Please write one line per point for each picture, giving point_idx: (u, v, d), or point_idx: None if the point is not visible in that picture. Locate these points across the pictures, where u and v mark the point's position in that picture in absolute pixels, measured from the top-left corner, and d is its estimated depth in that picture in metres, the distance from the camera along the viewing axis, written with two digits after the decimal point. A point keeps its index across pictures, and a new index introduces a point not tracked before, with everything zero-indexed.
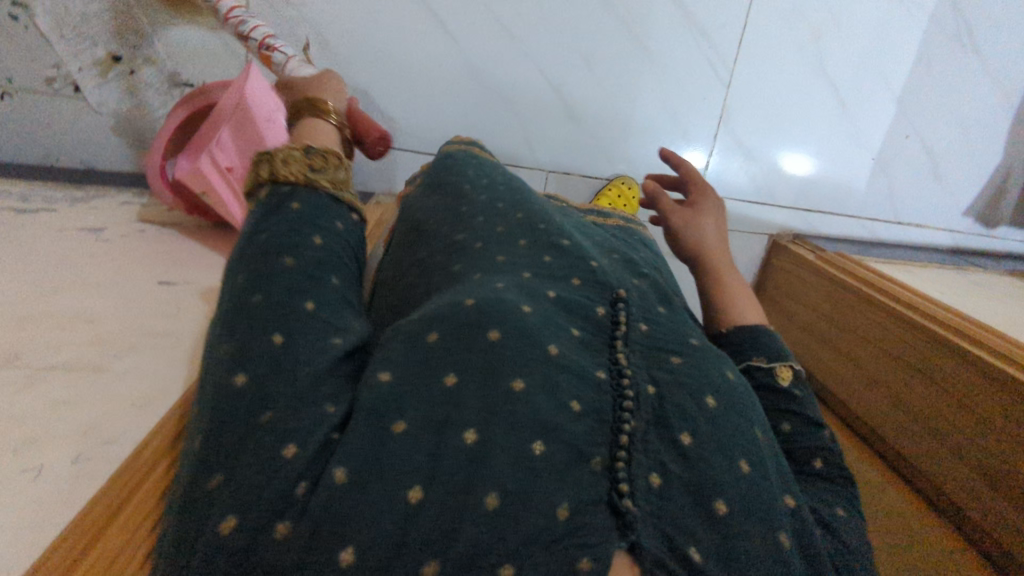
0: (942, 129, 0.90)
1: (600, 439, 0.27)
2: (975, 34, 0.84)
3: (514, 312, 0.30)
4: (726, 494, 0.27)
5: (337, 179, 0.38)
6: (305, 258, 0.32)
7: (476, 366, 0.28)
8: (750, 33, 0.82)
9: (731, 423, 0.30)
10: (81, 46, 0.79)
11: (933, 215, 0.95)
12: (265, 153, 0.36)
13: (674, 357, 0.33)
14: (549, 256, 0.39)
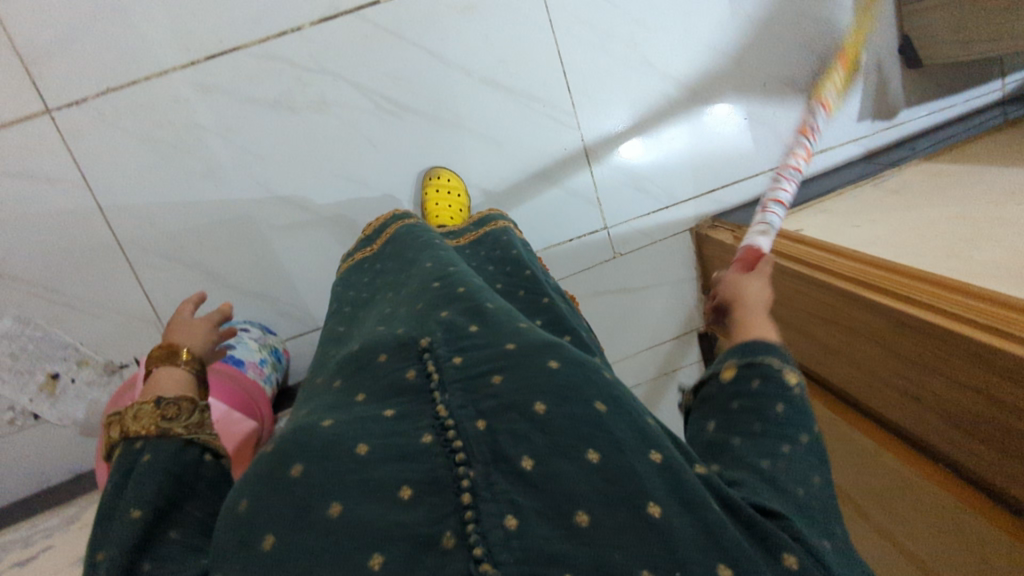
0: (794, 60, 0.90)
1: (446, 496, 0.33)
2: None
3: (320, 433, 0.35)
4: (583, 504, 0.32)
5: (191, 423, 0.45)
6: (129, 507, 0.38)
7: (287, 512, 0.31)
8: (575, 75, 0.86)
9: (563, 420, 0.35)
10: (21, 381, 0.86)
11: (834, 135, 0.94)
12: (116, 414, 0.45)
13: (493, 380, 0.39)
14: (383, 352, 0.43)
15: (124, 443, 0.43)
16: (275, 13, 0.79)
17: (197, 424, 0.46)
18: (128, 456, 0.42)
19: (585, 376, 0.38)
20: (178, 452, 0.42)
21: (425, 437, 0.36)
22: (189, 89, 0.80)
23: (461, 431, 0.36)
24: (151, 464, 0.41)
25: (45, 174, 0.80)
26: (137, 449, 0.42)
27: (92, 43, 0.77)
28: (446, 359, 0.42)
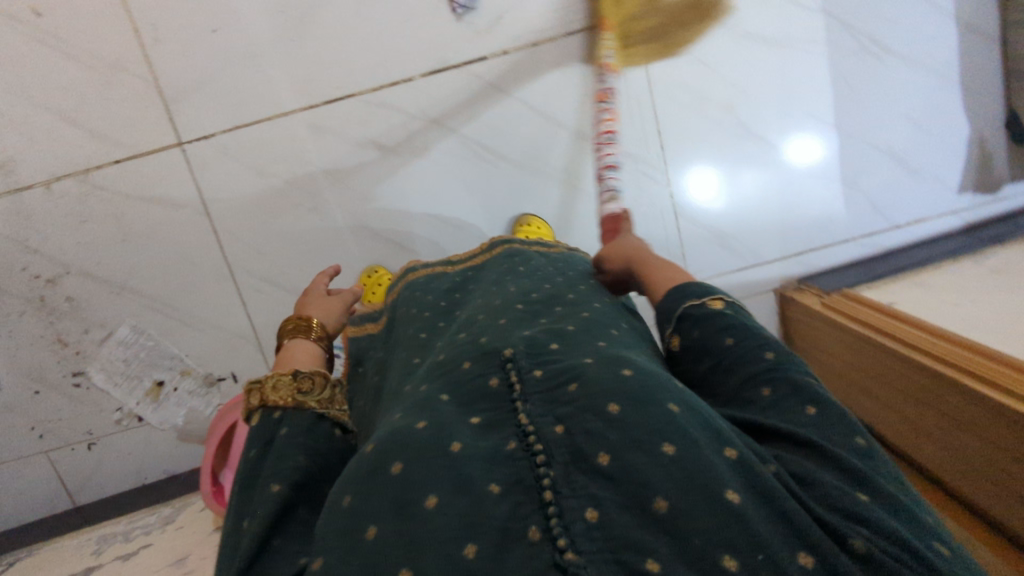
0: (893, 130, 0.89)
1: (530, 495, 0.32)
2: (877, 38, 0.86)
3: (412, 434, 0.36)
4: (662, 491, 0.31)
5: (323, 398, 0.47)
6: (266, 495, 0.39)
7: (388, 507, 0.32)
8: (668, 133, 0.88)
9: (639, 420, 0.35)
10: (131, 385, 0.94)
11: (933, 206, 0.92)
12: (256, 382, 0.47)
13: (570, 385, 0.39)
14: (451, 373, 0.44)
15: (263, 412, 0.46)
16: (389, 65, 0.84)
17: (330, 399, 0.48)
18: (268, 426, 0.44)
19: (659, 382, 0.38)
20: (310, 429, 0.44)
21: (511, 444, 0.36)
22: (306, 130, 0.86)
23: (542, 433, 0.36)
24: (289, 438, 0.43)
25: (171, 200, 0.88)
26: (277, 420, 0.45)
27: (224, 85, 0.84)
28: (527, 369, 0.41)
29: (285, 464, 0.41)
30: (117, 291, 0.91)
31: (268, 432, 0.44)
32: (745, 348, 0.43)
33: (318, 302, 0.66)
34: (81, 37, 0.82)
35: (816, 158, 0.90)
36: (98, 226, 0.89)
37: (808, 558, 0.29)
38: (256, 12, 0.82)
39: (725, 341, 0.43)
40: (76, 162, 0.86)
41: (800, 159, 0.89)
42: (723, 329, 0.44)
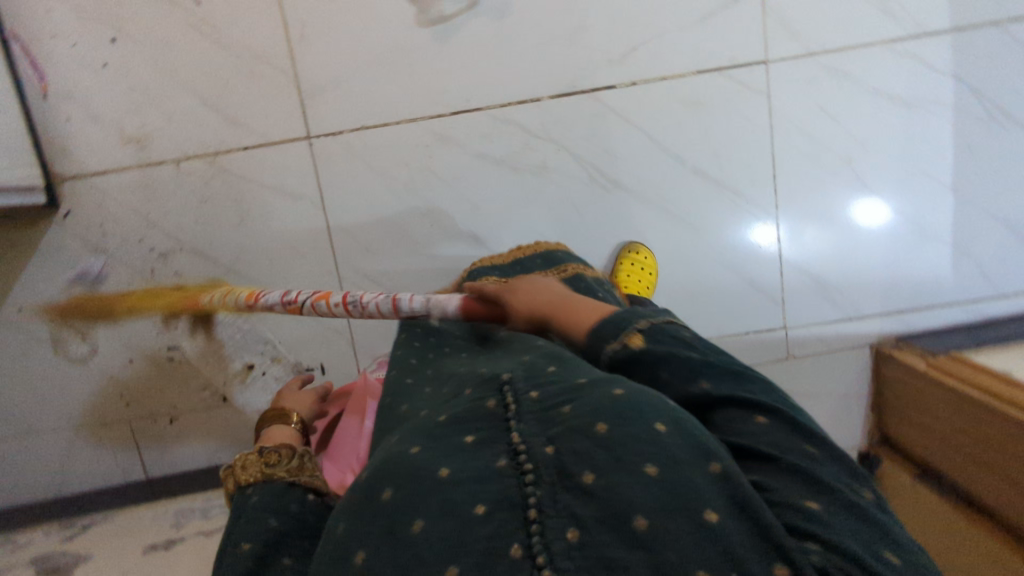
0: (1011, 199, 0.88)
1: (515, 511, 0.36)
2: (1005, 108, 0.86)
3: (408, 458, 0.41)
4: (642, 511, 0.34)
5: (289, 466, 0.58)
6: (248, 542, 0.48)
7: (380, 535, 0.36)
8: (782, 178, 0.89)
9: (624, 438, 0.38)
10: (222, 366, 0.96)
11: None
12: (231, 467, 0.58)
13: (564, 407, 0.42)
14: (460, 400, 0.48)
15: (238, 491, 0.56)
16: (520, 83, 0.87)
17: (297, 466, 0.58)
18: (240, 500, 0.55)
19: (647, 401, 0.41)
20: (281, 494, 0.54)
21: (501, 461, 0.40)
22: (430, 137, 0.89)
23: (532, 454, 0.39)
24: (257, 504, 0.53)
25: (290, 191, 0.91)
26: (248, 493, 0.55)
27: (361, 86, 0.87)
28: (524, 392, 0.46)
29: (256, 525, 0.50)
30: (223, 272, 0.93)
31: (237, 507, 0.54)
32: (687, 369, 0.45)
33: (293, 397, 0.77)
34: (235, 29, 0.86)
35: (881, 219, 0.90)
36: (217, 208, 0.92)
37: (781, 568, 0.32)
38: (402, 22, 0.86)
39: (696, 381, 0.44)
40: (209, 145, 0.90)
41: (870, 223, 0.90)
42: (666, 354, 0.46)
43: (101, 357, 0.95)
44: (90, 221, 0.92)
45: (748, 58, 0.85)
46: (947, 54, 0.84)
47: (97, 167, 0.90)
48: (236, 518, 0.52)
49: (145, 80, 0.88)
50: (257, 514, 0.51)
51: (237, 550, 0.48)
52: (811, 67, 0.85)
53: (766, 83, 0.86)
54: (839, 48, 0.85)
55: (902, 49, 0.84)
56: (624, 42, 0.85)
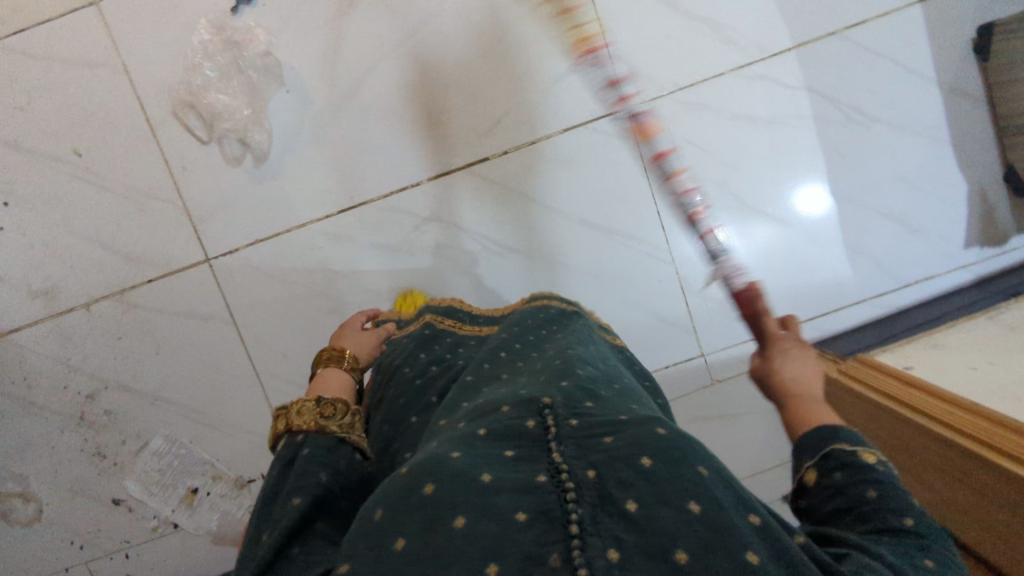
0: (892, 192, 0.90)
1: (556, 530, 0.33)
2: (863, 109, 0.88)
3: (448, 460, 0.39)
4: (683, 545, 0.32)
5: (344, 423, 0.54)
6: (305, 494, 0.45)
7: (418, 526, 0.35)
8: (668, 214, 0.91)
9: (670, 476, 0.35)
10: (167, 494, 0.97)
11: (940, 262, 0.91)
12: (285, 407, 0.54)
13: (607, 436, 0.40)
14: (500, 410, 0.46)
15: (288, 436, 0.52)
16: (400, 171, 0.90)
17: (352, 424, 0.55)
18: (291, 449, 0.50)
19: (692, 445, 0.38)
20: (331, 451, 0.50)
21: (541, 476, 0.37)
22: (323, 238, 0.91)
23: (574, 474, 0.37)
24: (310, 459, 0.48)
25: (200, 313, 0.93)
26: (298, 441, 0.51)
27: (247, 202, 0.90)
28: (564, 416, 0.43)
29: (312, 488, 0.46)
30: (151, 403, 0.95)
31: (290, 452, 0.50)
32: (858, 487, 0.37)
33: (354, 337, 0.74)
34: (119, 171, 0.90)
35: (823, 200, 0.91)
36: (134, 341, 0.94)
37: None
38: (274, 135, 0.89)
39: (869, 494, 0.37)
40: (114, 284, 0.92)
41: (805, 211, 0.91)
42: (859, 482, 0.37)
43: (48, 506, 0.97)
44: (13, 376, 0.93)
45: (607, 107, 0.88)
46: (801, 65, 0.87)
47: (10, 324, 0.93)
48: (285, 467, 0.49)
49: (41, 233, 0.91)
50: (323, 472, 0.47)
51: (288, 506, 0.44)
52: (669, 105, 0.88)
53: (630, 128, 0.88)
54: (693, 81, 0.87)
55: (752, 73, 0.87)
56: (488, 115, 0.88)
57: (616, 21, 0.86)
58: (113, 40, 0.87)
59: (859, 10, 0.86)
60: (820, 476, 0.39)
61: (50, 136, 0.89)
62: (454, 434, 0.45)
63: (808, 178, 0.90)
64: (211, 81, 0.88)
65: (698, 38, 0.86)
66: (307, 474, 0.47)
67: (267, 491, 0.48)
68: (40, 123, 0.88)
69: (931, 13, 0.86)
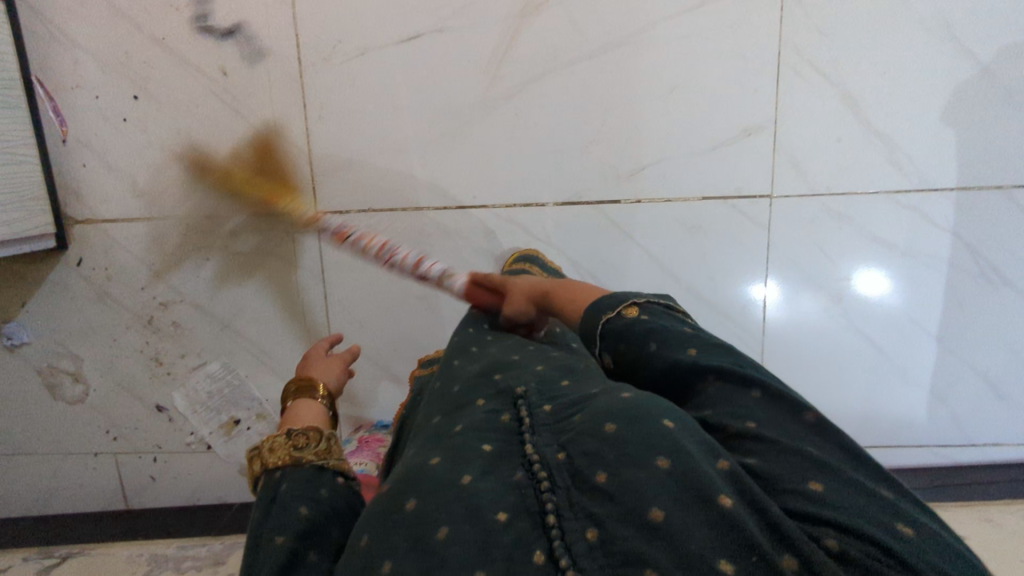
0: (995, 356, 0.90)
1: (533, 521, 0.35)
2: (999, 269, 0.87)
3: (426, 469, 0.40)
4: (658, 503, 0.34)
5: (319, 450, 0.52)
6: (288, 531, 0.43)
7: (400, 542, 0.35)
8: (773, 309, 0.90)
9: (631, 434, 0.38)
10: (210, 417, 0.99)
11: (1013, 433, 0.92)
12: (255, 450, 0.52)
13: (576, 416, 0.43)
14: (482, 402, 0.49)
15: (264, 475, 0.50)
16: (530, 187, 0.88)
17: (327, 448, 0.53)
18: (269, 489, 0.49)
19: (653, 402, 0.41)
20: (311, 480, 0.49)
21: (517, 474, 0.39)
22: (433, 227, 0.91)
23: (546, 462, 0.39)
24: (289, 490, 0.47)
25: (293, 261, 0.93)
26: (276, 478, 0.49)
27: (371, 171, 0.89)
28: (536, 407, 0.46)
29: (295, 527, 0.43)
30: (220, 328, 0.96)
31: (269, 492, 0.48)
32: (641, 343, 0.49)
33: (322, 365, 0.72)
34: (256, 101, 0.88)
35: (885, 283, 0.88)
36: (221, 267, 0.94)
37: (795, 560, 0.31)
38: (419, 113, 0.87)
39: (649, 347, 0.48)
40: (219, 208, 0.91)
41: (869, 296, 0.89)
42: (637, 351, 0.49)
43: (94, 393, 0.98)
44: (96, 264, 0.93)
45: (752, 189, 0.86)
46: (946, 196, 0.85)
47: (107, 215, 0.92)
48: (266, 503, 0.47)
49: (163, 137, 0.89)
50: (310, 506, 0.46)
51: (270, 544, 0.42)
52: (814, 207, 0.86)
53: (767, 217, 0.87)
54: (843, 192, 0.85)
55: (904, 201, 0.85)
56: (634, 160, 0.86)
57: (793, 110, 0.83)
58: None
59: None
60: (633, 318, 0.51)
61: (199, 45, 0.86)
62: (435, 428, 0.47)
63: (866, 265, 0.88)
64: (375, 41, 0.85)
65: (864, 153, 0.84)
66: (302, 497, 0.47)
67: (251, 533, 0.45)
68: (194, 29, 0.86)
69: None
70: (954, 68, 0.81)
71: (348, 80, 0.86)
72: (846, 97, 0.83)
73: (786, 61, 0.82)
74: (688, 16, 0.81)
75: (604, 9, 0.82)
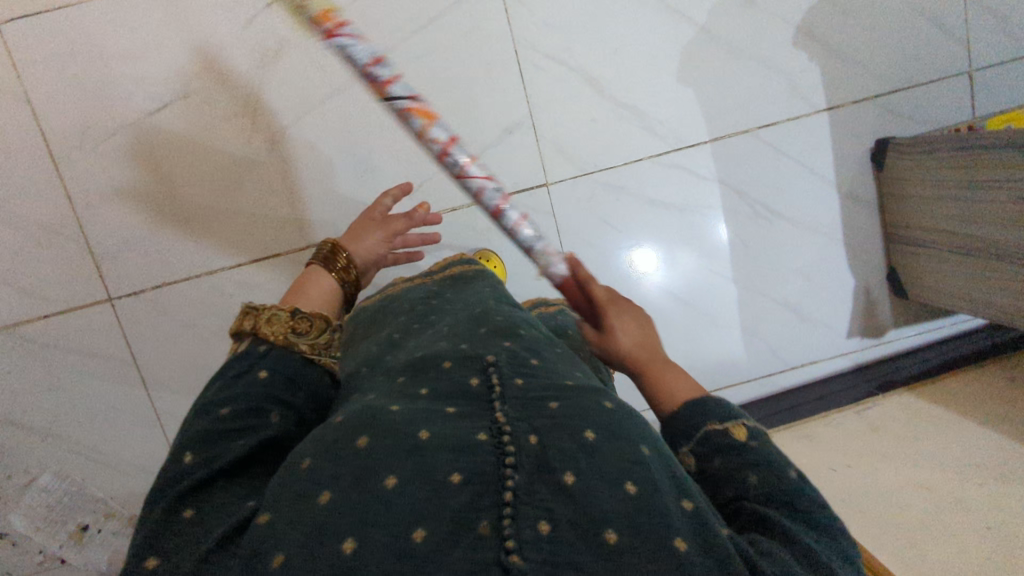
0: (787, 282, 0.96)
1: (487, 489, 0.34)
2: (768, 203, 0.93)
3: (389, 418, 0.40)
4: (614, 524, 0.32)
5: (315, 342, 0.50)
6: (249, 434, 0.41)
7: (349, 480, 0.35)
8: None
9: (610, 449, 0.37)
10: (55, 529, 0.94)
11: (824, 349, 0.98)
12: (253, 311, 0.49)
13: (552, 403, 0.42)
14: (456, 366, 0.50)
15: (251, 341, 0.47)
16: (319, 226, 0.89)
17: (324, 343, 0.51)
18: (248, 359, 0.46)
19: (632, 425, 0.41)
20: (291, 377, 0.47)
21: (481, 435, 0.38)
22: (233, 286, 0.90)
23: (516, 437, 0.38)
24: (265, 384, 0.45)
25: (101, 352, 0.90)
26: (262, 354, 0.46)
27: (156, 245, 0.88)
28: (509, 378, 0.46)
29: (257, 433, 0.41)
30: (43, 437, 0.92)
31: (246, 362, 0.46)
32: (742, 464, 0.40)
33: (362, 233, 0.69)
34: (15, 204, 0.85)
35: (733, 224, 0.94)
36: (26, 377, 0.90)
37: None
38: (189, 180, 0.86)
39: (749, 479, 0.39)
40: (7, 317, 0.88)
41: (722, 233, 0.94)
42: (743, 466, 0.40)
43: None
44: None
45: (529, 182, 0.89)
46: (701, 149, 0.91)
47: None
48: (236, 377, 0.45)
49: None
50: (289, 399, 0.45)
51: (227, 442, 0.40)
52: (588, 185, 0.90)
53: (549, 203, 0.90)
54: (612, 166, 0.90)
55: (667, 162, 0.91)
56: (412, 179, 0.89)
57: (544, 100, 0.87)
58: (15, 67, 0.82)
59: (774, 113, 0.90)
60: (702, 454, 0.42)
61: None
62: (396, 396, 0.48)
63: (662, 224, 0.92)
64: (123, 119, 0.84)
65: (621, 127, 0.89)
66: (284, 394, 0.45)
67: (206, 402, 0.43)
68: None
69: (838, 121, 0.91)
70: (677, 32, 0.87)
71: (107, 161, 0.85)
72: (589, 79, 0.87)
73: (524, 56, 0.86)
74: (423, 32, 0.84)
75: None
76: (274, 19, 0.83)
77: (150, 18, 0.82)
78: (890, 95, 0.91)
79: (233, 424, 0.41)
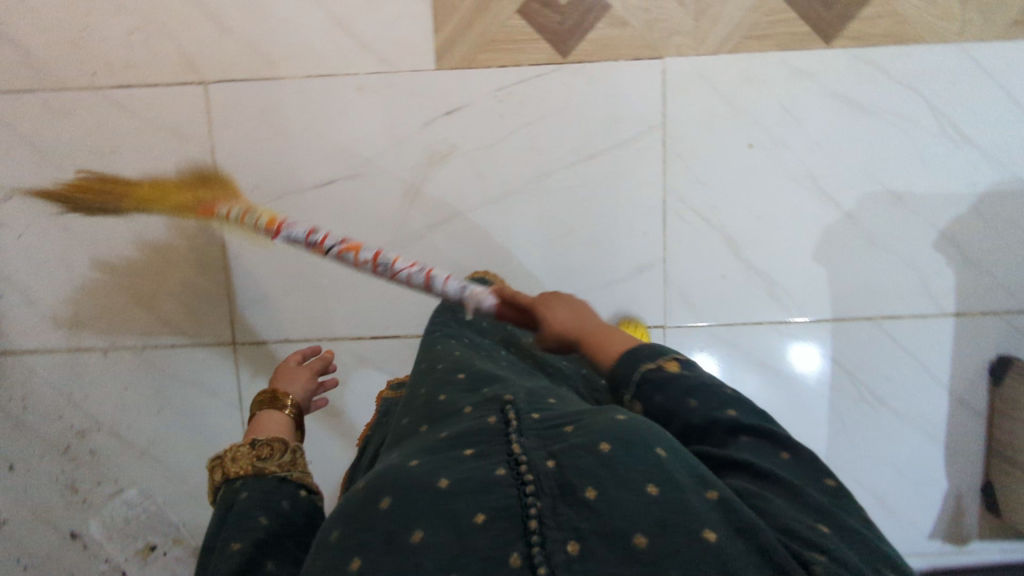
0: (878, 472, 0.95)
1: (516, 523, 0.39)
2: (876, 391, 0.93)
3: (410, 471, 0.44)
4: (640, 529, 0.39)
5: (280, 462, 0.58)
6: (247, 537, 0.50)
7: (381, 543, 0.39)
8: None
9: (625, 460, 0.43)
10: (125, 542, 0.97)
11: (899, 542, 0.97)
12: (219, 458, 0.58)
13: (565, 431, 0.48)
14: (475, 407, 0.54)
15: (225, 484, 0.56)
16: None
17: (289, 461, 0.59)
18: (227, 495, 0.55)
19: (643, 431, 0.46)
20: (272, 491, 0.55)
21: (500, 472, 0.43)
22: (347, 355, 0.93)
23: (534, 467, 0.43)
24: (251, 501, 0.53)
25: (211, 388, 0.95)
26: (236, 486, 0.55)
27: (287, 302, 0.93)
28: (524, 414, 0.51)
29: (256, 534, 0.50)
30: (139, 454, 0.96)
31: (229, 499, 0.55)
32: (685, 402, 0.52)
33: (286, 377, 0.77)
34: (175, 239, 0.91)
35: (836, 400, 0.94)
36: (138, 395, 0.95)
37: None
38: (333, 250, 0.91)
39: (693, 404, 0.52)
40: (139, 338, 0.94)
41: (804, 369, 0.93)
42: (682, 392, 0.53)
43: (5, 522, 0.96)
44: (13, 394, 0.94)
45: (649, 321, 0.92)
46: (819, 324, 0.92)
47: (26, 347, 0.94)
48: (225, 511, 0.53)
49: (84, 273, 0.92)
50: (284, 508, 0.54)
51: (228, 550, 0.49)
52: (702, 335, 0.92)
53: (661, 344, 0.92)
54: (730, 322, 0.92)
55: (785, 330, 0.92)
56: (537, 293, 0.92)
57: (680, 250, 0.90)
58: (209, 120, 0.89)
59: (901, 306, 0.91)
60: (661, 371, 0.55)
61: (120, 187, 0.90)
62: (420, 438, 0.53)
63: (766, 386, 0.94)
64: (290, 185, 0.90)
65: (747, 289, 0.91)
66: (272, 503, 0.54)
67: (211, 534, 0.52)
68: (116, 173, 0.90)
69: (963, 327, 0.92)
70: (821, 213, 0.89)
71: (265, 219, 0.90)
72: (727, 239, 0.90)
73: (672, 205, 0.89)
74: (581, 165, 0.89)
75: (505, 157, 0.89)
76: (448, 124, 0.88)
77: (337, 99, 0.88)
78: (1019, 314, 0.91)
79: (236, 536, 0.50)
